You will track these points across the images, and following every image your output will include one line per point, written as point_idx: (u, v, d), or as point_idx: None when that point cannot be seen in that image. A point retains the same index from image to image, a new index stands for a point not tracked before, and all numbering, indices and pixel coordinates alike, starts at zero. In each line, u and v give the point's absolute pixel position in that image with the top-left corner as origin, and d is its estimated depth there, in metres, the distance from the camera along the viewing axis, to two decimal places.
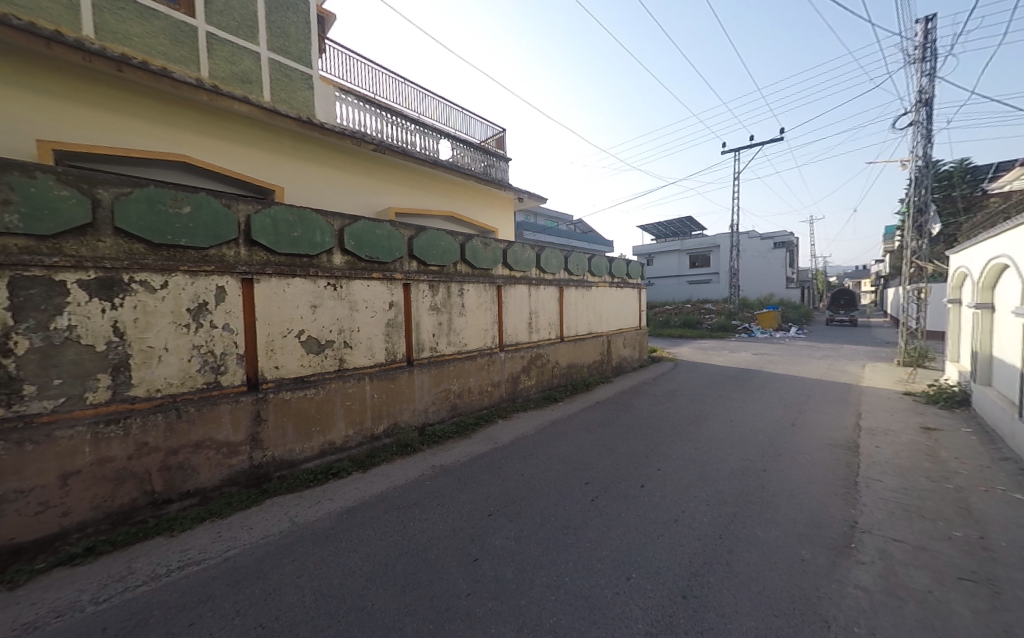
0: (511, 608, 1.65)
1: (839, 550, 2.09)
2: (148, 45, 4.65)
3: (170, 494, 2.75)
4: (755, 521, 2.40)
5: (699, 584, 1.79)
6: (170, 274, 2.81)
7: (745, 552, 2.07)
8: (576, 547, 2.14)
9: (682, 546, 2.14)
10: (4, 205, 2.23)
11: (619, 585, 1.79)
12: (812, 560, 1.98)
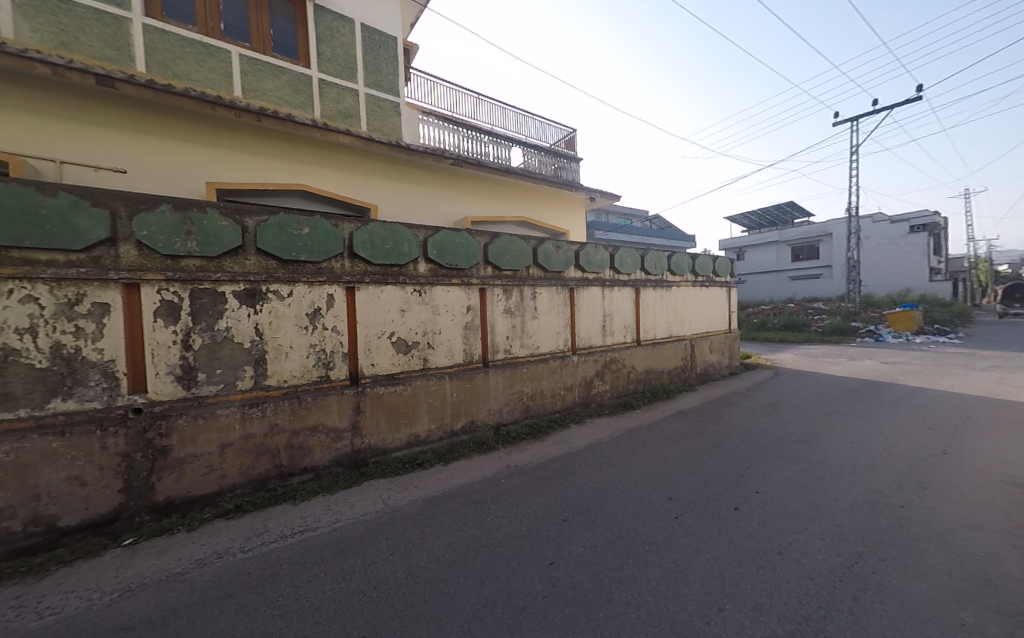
0: (588, 617, 1.67)
1: (1015, 619, 1.68)
2: (277, 97, 5.68)
3: (293, 468, 3.29)
4: (888, 567, 2.04)
5: (810, 630, 1.59)
6: (294, 285, 3.38)
7: (873, 601, 1.78)
8: (658, 567, 2.06)
9: (788, 583, 1.92)
10: (186, 235, 2.94)
11: (710, 616, 1.68)
12: (975, 627, 1.62)
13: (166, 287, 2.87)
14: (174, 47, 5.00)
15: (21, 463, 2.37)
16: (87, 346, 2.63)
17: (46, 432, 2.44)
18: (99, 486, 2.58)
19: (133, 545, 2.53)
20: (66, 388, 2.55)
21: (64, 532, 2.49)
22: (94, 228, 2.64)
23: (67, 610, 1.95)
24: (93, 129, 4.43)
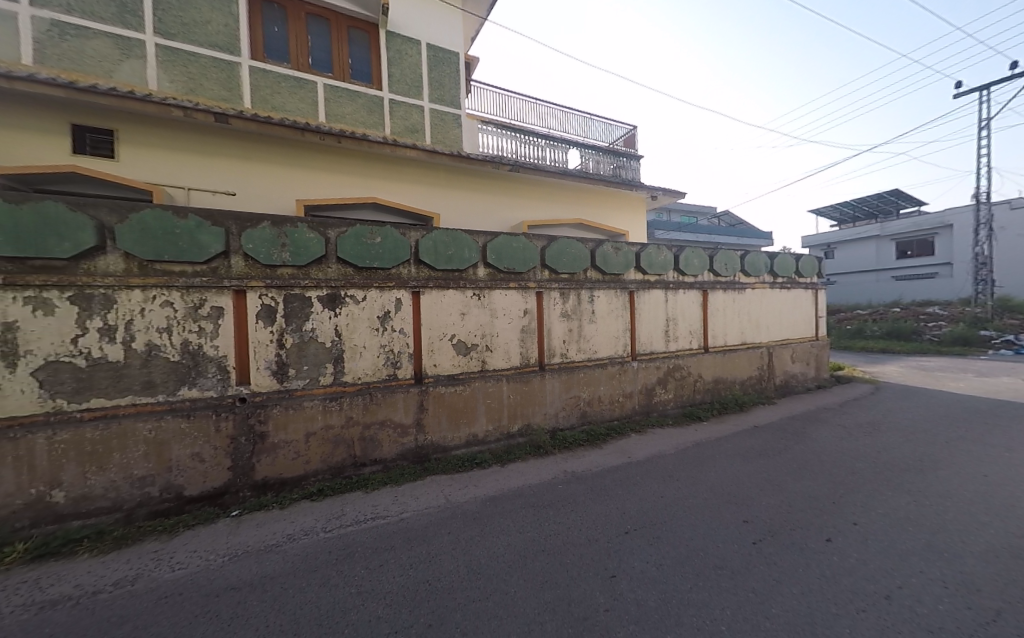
0: None
1: None
2: (354, 119, 6.24)
3: (365, 459, 3.57)
4: None
5: None
6: (368, 290, 3.67)
7: None
8: (733, 595, 1.90)
9: (896, 633, 1.66)
10: (281, 246, 3.34)
11: None
12: None
13: (265, 293, 3.30)
14: (272, 83, 5.74)
15: (159, 439, 2.93)
16: (206, 343, 3.15)
17: (176, 414, 2.99)
18: (214, 463, 3.07)
19: (238, 516, 2.94)
20: (191, 379, 3.09)
21: (188, 500, 3.00)
22: (212, 243, 3.13)
23: (190, 568, 2.32)
24: (211, 160, 5.25)
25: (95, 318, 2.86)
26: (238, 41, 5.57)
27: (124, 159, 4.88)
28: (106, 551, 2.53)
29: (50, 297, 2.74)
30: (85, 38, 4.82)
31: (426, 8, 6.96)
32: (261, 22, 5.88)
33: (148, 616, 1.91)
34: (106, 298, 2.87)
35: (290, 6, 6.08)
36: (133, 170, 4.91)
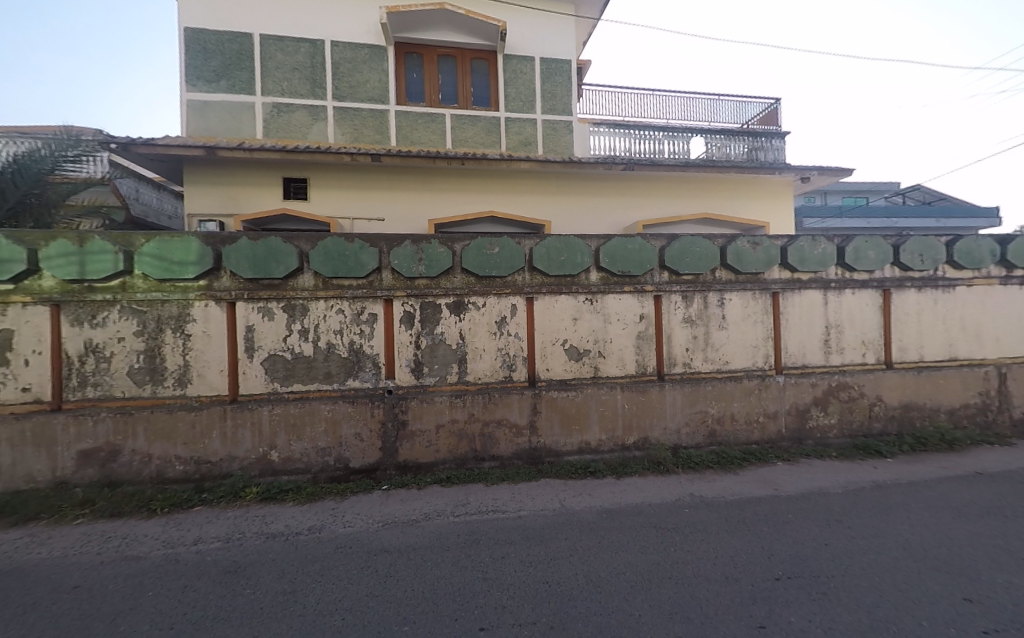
0: None
1: None
2: (475, 141, 6.86)
3: (484, 454, 3.85)
4: None
5: None
6: (487, 297, 3.98)
7: None
8: None
9: None
10: (419, 260, 3.86)
11: None
12: None
13: (407, 301, 3.86)
14: (411, 121, 6.70)
15: (334, 418, 3.68)
16: (365, 343, 3.83)
17: (345, 400, 3.72)
18: (369, 443, 3.72)
19: (386, 490, 3.49)
20: (355, 371, 3.81)
21: (352, 470, 3.69)
22: (370, 261, 3.80)
23: (356, 527, 2.86)
24: (368, 193, 6.42)
25: (296, 322, 3.76)
26: (386, 91, 6.67)
27: (312, 200, 6.31)
28: (302, 502, 3.31)
29: (271, 306, 3.74)
30: (291, 111, 6.39)
31: (539, 25, 7.25)
32: (404, 71, 6.93)
33: (330, 559, 2.42)
34: (302, 307, 3.76)
35: (425, 52, 7.01)
36: (318, 208, 6.32)
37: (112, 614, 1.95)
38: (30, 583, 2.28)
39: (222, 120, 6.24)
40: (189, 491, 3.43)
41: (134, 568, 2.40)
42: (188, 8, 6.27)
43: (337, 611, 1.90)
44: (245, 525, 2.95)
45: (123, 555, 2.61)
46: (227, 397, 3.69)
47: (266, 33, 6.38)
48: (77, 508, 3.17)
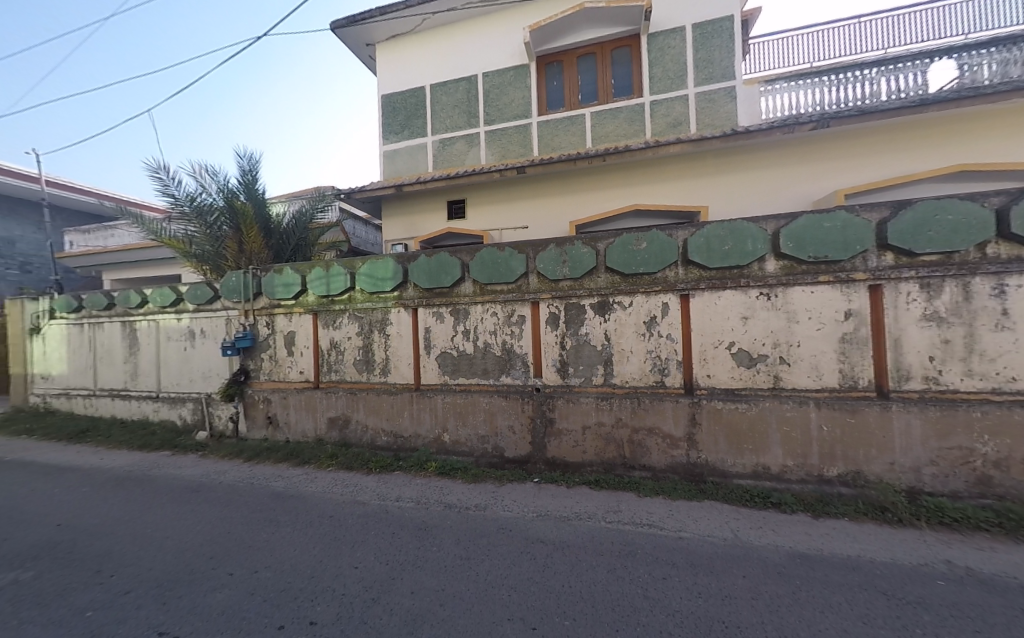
0: None
1: None
2: (616, 135, 6.60)
3: (634, 462, 3.63)
4: None
5: None
6: (635, 296, 3.74)
7: None
8: None
9: None
10: (563, 262, 3.92)
11: None
12: None
13: (552, 303, 3.98)
14: (552, 128, 6.89)
15: (491, 410, 4.08)
16: (515, 343, 4.11)
17: (499, 395, 4.08)
18: (521, 436, 3.99)
19: (538, 482, 3.66)
20: (507, 369, 4.13)
21: (507, 459, 4.03)
22: (519, 267, 4.07)
23: (512, 513, 3.08)
24: (515, 204, 6.91)
25: (460, 325, 4.31)
26: (529, 105, 7.05)
27: (470, 217, 7.16)
28: (469, 481, 3.77)
29: (442, 311, 4.38)
30: (452, 143, 7.39)
31: None
32: (545, 82, 7.20)
33: (494, 538, 2.70)
34: (465, 311, 4.29)
35: (565, 58, 7.12)
36: (474, 223, 7.13)
37: (351, 545, 2.68)
38: (308, 510, 3.31)
39: (405, 162, 7.68)
40: (390, 457, 4.33)
41: (362, 512, 3.22)
42: (382, 79, 7.95)
43: (503, 588, 2.08)
44: (428, 494, 3.52)
45: (355, 499, 3.52)
46: (412, 386, 4.49)
47: (433, 82, 7.56)
48: (328, 459, 4.40)
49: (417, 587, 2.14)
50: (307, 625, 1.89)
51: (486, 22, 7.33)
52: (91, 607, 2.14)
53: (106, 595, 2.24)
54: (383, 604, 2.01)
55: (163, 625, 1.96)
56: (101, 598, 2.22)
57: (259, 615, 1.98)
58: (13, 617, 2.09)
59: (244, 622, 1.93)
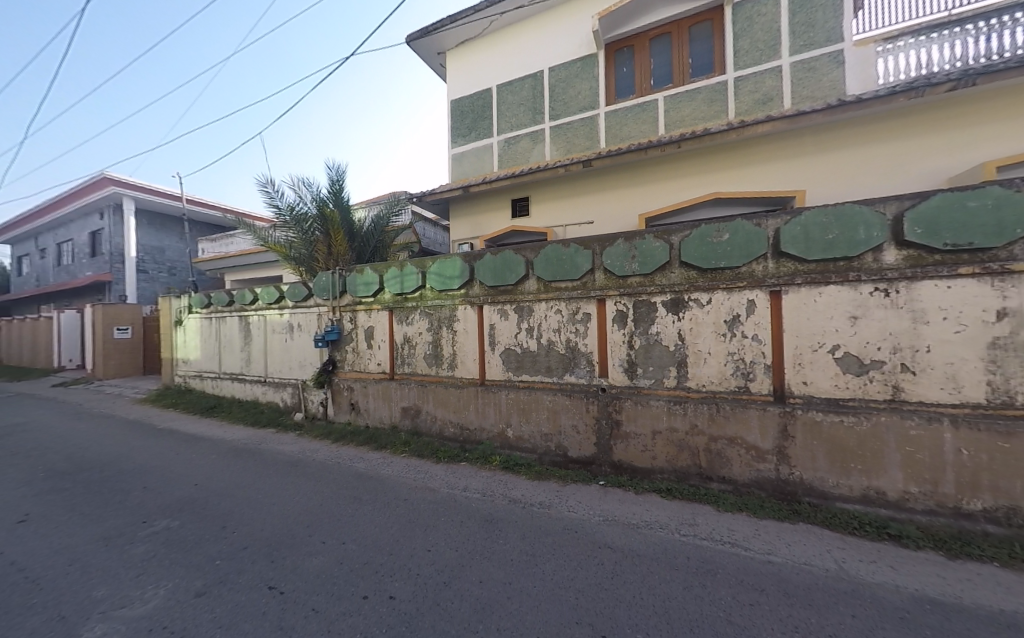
0: None
1: None
2: (694, 118, 6.12)
3: (712, 473, 3.34)
4: None
5: None
6: (713, 292, 3.43)
7: None
8: None
9: None
10: (632, 258, 3.75)
11: None
12: None
13: (619, 300, 3.83)
14: (621, 118, 6.61)
15: (555, 408, 4.05)
16: (580, 341, 4.03)
17: (562, 393, 4.03)
18: (585, 436, 3.90)
19: (603, 486, 3.55)
20: (571, 368, 4.06)
21: (571, 459, 3.96)
22: (584, 263, 3.97)
23: (577, 514, 3.04)
24: (580, 199, 6.76)
25: (524, 322, 4.33)
26: (597, 95, 6.83)
27: (534, 214, 7.16)
28: (532, 478, 3.78)
29: (506, 308, 4.44)
30: (517, 141, 7.43)
31: None
32: (614, 69, 6.91)
33: (559, 537, 2.67)
34: (529, 309, 4.30)
35: (636, 41, 6.77)
36: (538, 220, 7.12)
37: (424, 528, 2.85)
38: (385, 491, 3.58)
39: (472, 163, 7.91)
40: (457, 448, 4.50)
41: (432, 498, 3.40)
42: (451, 85, 8.28)
43: (569, 590, 2.05)
44: (493, 487, 3.61)
45: (426, 486, 3.72)
46: (477, 380, 4.63)
47: (500, 82, 7.68)
48: (402, 446, 4.71)
49: (485, 577, 2.20)
50: (387, 598, 2.03)
51: (552, 16, 7.25)
52: (219, 557, 2.54)
53: (230, 548, 2.65)
54: (454, 589, 2.09)
55: (272, 580, 2.25)
56: (226, 550, 2.62)
57: (346, 583, 2.19)
58: (167, 557, 2.56)
59: (334, 588, 2.15)
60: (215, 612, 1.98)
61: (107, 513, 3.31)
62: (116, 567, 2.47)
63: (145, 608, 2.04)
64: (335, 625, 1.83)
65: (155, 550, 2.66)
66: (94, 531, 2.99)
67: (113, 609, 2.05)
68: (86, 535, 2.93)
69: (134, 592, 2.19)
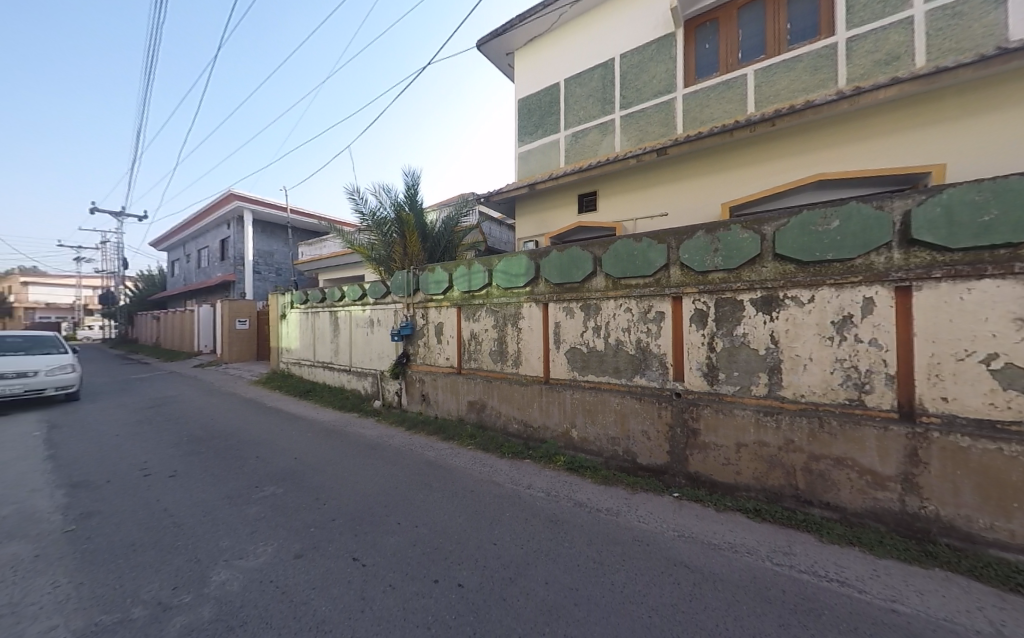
0: None
1: None
2: (792, 91, 5.38)
3: (812, 497, 2.90)
4: None
5: None
6: (817, 288, 2.96)
7: None
8: None
9: None
10: (714, 251, 3.40)
11: None
12: None
13: (698, 297, 3.49)
14: (702, 99, 6.06)
15: (623, 412, 3.84)
16: (651, 342, 3.77)
17: (632, 395, 3.81)
18: (656, 443, 3.64)
19: (677, 498, 3.28)
20: (641, 369, 3.82)
21: (640, 466, 3.73)
22: (658, 258, 3.70)
23: (649, 526, 2.84)
24: (652, 191, 6.35)
25: (590, 320, 4.17)
26: (674, 77, 6.33)
27: (601, 208, 6.90)
28: (598, 482, 3.62)
29: (572, 306, 4.32)
30: (585, 134, 7.21)
31: None
32: (694, 47, 6.35)
33: (629, 548, 2.51)
34: (596, 307, 4.13)
35: (721, 14, 6.14)
36: (606, 214, 6.84)
37: (490, 522, 2.87)
38: (453, 481, 3.69)
39: (538, 160, 7.85)
40: (520, 445, 4.49)
41: (497, 492, 3.42)
42: (519, 84, 8.28)
43: (642, 605, 1.90)
44: (558, 487, 3.53)
45: (491, 479, 3.77)
46: (542, 379, 4.57)
47: (568, 75, 7.49)
48: (469, 438, 4.83)
49: (551, 579, 2.13)
50: (455, 585, 2.07)
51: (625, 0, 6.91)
52: (313, 524, 2.82)
53: (321, 518, 2.92)
54: (519, 586, 2.06)
55: (356, 551, 2.43)
56: (318, 519, 2.90)
57: (419, 564, 2.27)
58: (273, 519, 2.91)
59: (408, 568, 2.24)
60: (309, 574, 2.18)
61: (230, 475, 3.88)
62: (236, 522, 2.88)
63: (257, 561, 2.34)
64: (408, 604, 1.90)
65: (264, 512, 3.04)
66: (221, 490, 3.51)
67: (233, 559, 2.37)
68: (216, 492, 3.45)
69: (248, 546, 2.53)
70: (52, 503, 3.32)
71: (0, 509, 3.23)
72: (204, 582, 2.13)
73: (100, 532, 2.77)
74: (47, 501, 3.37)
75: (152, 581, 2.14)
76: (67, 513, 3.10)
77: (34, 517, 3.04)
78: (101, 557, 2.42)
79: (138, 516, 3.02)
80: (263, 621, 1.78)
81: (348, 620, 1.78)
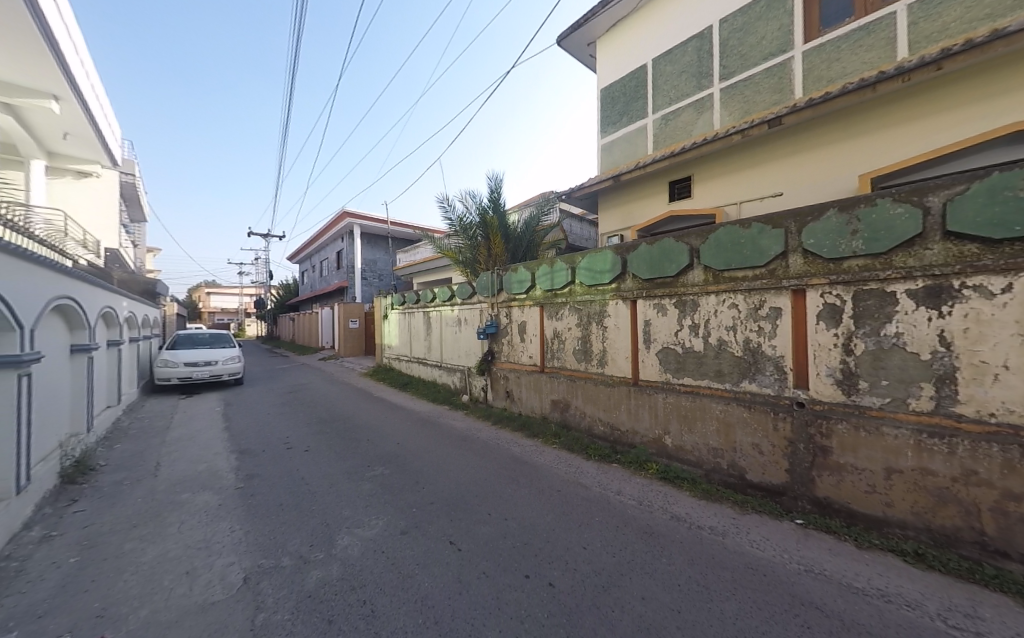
0: None
1: None
2: (968, 21, 4.18)
3: (1010, 550, 2.16)
4: None
5: None
6: (1018, 273, 2.18)
7: None
8: None
9: None
10: (852, 234, 2.80)
11: None
12: None
13: (830, 290, 2.90)
14: (831, 55, 5.09)
15: (727, 420, 3.39)
16: (764, 342, 3.26)
17: (740, 403, 3.34)
18: (772, 460, 3.13)
19: (802, 526, 2.77)
20: (751, 374, 3.33)
21: (749, 484, 3.26)
22: (773, 246, 3.19)
23: (765, 553, 2.44)
24: (763, 169, 5.54)
25: (687, 318, 3.78)
26: (791, 34, 5.43)
27: (697, 194, 6.25)
28: (698, 496, 3.26)
29: (664, 303, 3.96)
30: (677, 115, 6.60)
31: None
32: None
33: (741, 576, 2.18)
34: (693, 303, 3.72)
35: None
36: (704, 200, 6.17)
37: (578, 524, 2.75)
38: (540, 478, 3.66)
39: (622, 150, 7.41)
40: (608, 448, 4.28)
41: (585, 495, 3.29)
42: (602, 73, 7.92)
43: None
44: (652, 497, 3.26)
45: (578, 480, 3.64)
46: (630, 380, 4.28)
47: (657, 54, 6.93)
48: (553, 437, 4.76)
49: (649, 596, 1.94)
50: (546, 583, 2.00)
51: None
52: (415, 505, 3.01)
53: (422, 500, 3.12)
54: (613, 596, 1.92)
55: (452, 535, 2.53)
56: (419, 501, 3.09)
57: (511, 557, 2.26)
58: (382, 495, 3.20)
59: (501, 558, 2.25)
60: (414, 550, 2.32)
61: (347, 454, 4.40)
62: (353, 495, 3.22)
63: (370, 533, 2.56)
64: (502, 594, 1.89)
65: (375, 489, 3.35)
66: (343, 466, 3.99)
67: (353, 527, 2.64)
68: (340, 467, 3.93)
69: (364, 517, 2.80)
70: (228, 464, 4.13)
71: (198, 465, 4.13)
72: (333, 543, 2.41)
73: (261, 490, 3.35)
74: (225, 461, 4.21)
75: (296, 537, 2.49)
76: (238, 473, 3.82)
77: (217, 474, 3.81)
78: (260, 512, 2.91)
79: (283, 481, 3.56)
80: (379, 588, 1.93)
81: (449, 599, 1.83)
